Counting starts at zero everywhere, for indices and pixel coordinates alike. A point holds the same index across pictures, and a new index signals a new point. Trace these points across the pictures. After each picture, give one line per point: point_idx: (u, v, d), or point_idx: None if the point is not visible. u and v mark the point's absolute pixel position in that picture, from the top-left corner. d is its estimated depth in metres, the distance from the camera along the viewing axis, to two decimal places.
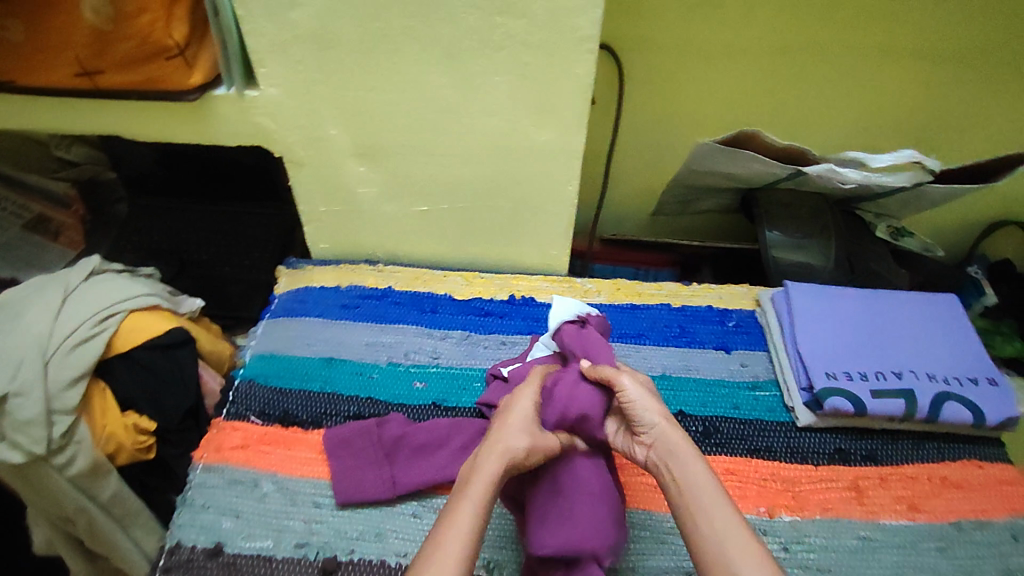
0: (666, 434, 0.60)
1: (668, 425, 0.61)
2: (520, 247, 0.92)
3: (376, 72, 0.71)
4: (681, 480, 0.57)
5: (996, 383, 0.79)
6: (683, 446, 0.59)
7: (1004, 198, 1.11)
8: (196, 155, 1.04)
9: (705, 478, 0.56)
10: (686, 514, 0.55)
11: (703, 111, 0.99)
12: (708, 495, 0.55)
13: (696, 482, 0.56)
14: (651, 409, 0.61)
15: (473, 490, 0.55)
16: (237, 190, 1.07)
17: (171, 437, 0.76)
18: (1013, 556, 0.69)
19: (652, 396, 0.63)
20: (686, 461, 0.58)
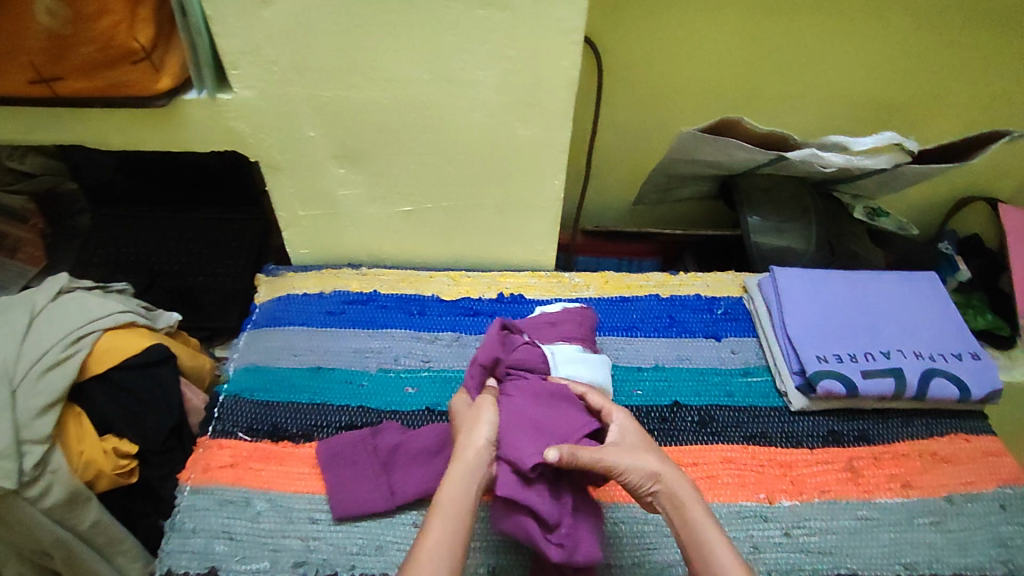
0: (665, 482, 0.58)
1: (667, 471, 0.59)
2: (506, 244, 0.90)
3: (355, 71, 0.69)
4: (685, 525, 0.57)
5: (978, 358, 0.81)
6: (684, 492, 0.58)
7: (973, 176, 1.13)
8: (159, 162, 0.99)
9: (708, 524, 0.56)
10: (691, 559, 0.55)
11: (684, 99, 0.99)
12: (712, 539, 0.55)
13: (699, 526, 0.56)
14: (648, 457, 0.59)
15: (447, 500, 0.55)
16: (206, 196, 1.04)
17: (153, 459, 0.72)
18: (1003, 526, 0.71)
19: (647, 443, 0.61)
20: (689, 506, 0.57)
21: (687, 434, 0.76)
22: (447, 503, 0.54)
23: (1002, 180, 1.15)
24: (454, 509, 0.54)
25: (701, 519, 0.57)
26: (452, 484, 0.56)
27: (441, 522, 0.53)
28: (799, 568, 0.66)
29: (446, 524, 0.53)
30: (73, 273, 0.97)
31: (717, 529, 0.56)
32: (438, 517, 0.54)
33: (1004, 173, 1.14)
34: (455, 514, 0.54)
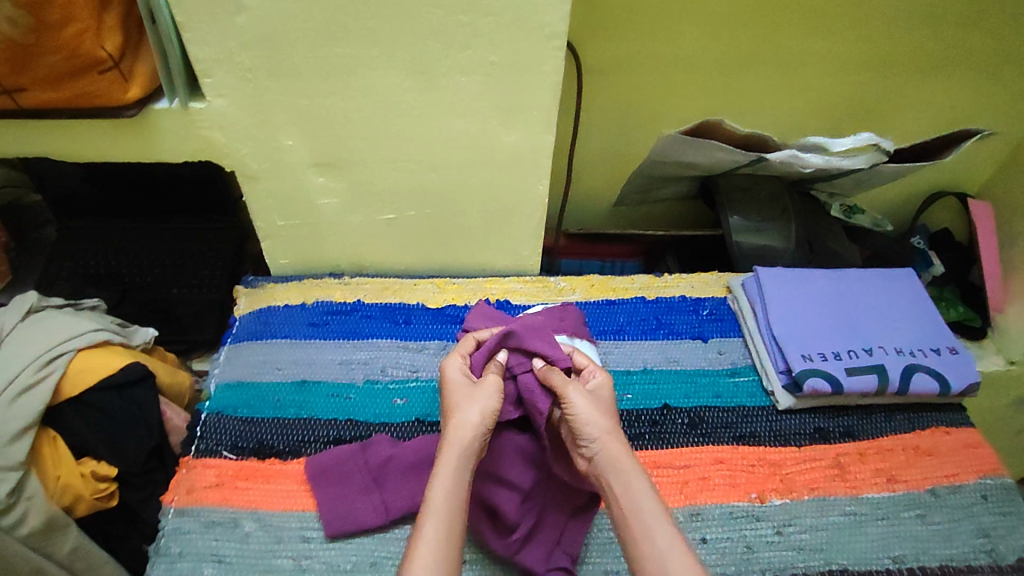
0: (609, 451, 0.58)
1: (610, 439, 0.59)
2: (491, 250, 0.90)
3: (334, 78, 0.68)
4: (624, 496, 0.56)
5: (956, 352, 0.83)
6: (625, 461, 0.58)
7: (944, 172, 1.16)
8: (121, 169, 0.95)
9: (647, 495, 0.56)
10: (626, 528, 0.55)
11: (663, 102, 0.99)
12: (649, 511, 0.55)
13: (638, 495, 0.56)
14: (593, 421, 0.60)
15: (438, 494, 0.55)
16: (175, 206, 1.01)
17: (135, 482, 0.71)
18: (985, 516, 0.73)
19: (598, 408, 0.61)
20: (630, 475, 0.57)
21: (677, 437, 0.76)
22: (448, 477, 0.56)
23: (972, 176, 1.18)
24: (454, 487, 0.55)
25: (641, 491, 0.56)
26: (450, 453, 0.57)
27: (443, 498, 0.54)
28: (792, 565, 0.67)
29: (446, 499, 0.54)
30: (41, 288, 0.93)
31: (654, 500, 0.56)
32: (438, 498, 0.54)
33: (973, 169, 1.16)
34: (456, 485, 0.56)
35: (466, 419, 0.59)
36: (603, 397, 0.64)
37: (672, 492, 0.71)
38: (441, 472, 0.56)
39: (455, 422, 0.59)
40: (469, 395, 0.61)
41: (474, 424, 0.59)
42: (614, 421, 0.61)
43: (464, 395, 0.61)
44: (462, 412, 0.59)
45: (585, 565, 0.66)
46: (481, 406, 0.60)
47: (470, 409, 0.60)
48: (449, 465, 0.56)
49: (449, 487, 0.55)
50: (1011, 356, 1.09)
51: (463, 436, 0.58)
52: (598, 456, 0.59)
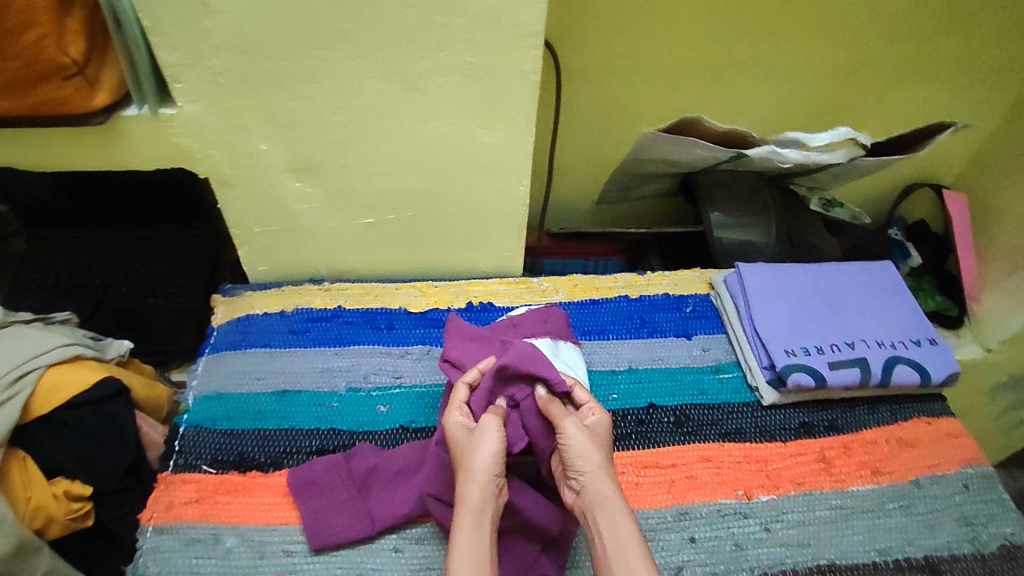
0: (596, 488, 0.58)
1: (600, 478, 0.58)
2: (473, 252, 0.89)
3: (309, 81, 0.66)
4: (610, 539, 0.55)
5: (936, 343, 0.84)
6: (614, 503, 0.57)
7: (919, 164, 1.17)
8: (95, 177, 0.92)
9: (634, 540, 0.55)
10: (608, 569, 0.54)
11: (643, 99, 0.99)
12: (634, 557, 0.54)
13: (625, 538, 0.55)
14: (586, 460, 0.59)
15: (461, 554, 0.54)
16: (149, 212, 0.98)
17: (111, 500, 0.69)
18: (967, 504, 0.74)
19: (593, 443, 0.61)
20: (617, 516, 0.56)
21: (663, 436, 0.76)
22: (467, 535, 0.55)
23: (945, 167, 1.19)
24: (473, 544, 0.55)
25: (631, 535, 0.56)
26: (466, 507, 0.56)
27: (461, 555, 0.54)
28: (780, 561, 0.67)
29: (469, 557, 0.54)
30: (10, 301, 0.91)
31: (640, 547, 0.55)
32: (459, 556, 0.54)
33: (947, 161, 1.18)
34: (478, 543, 0.55)
35: (476, 469, 0.58)
36: (600, 433, 0.62)
37: (659, 492, 0.71)
38: (459, 528, 0.55)
39: (466, 473, 0.58)
40: (474, 443, 0.60)
41: (484, 476, 0.57)
42: (608, 461, 0.60)
43: (469, 444, 0.60)
44: (473, 462, 0.58)
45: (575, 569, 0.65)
46: (490, 454, 0.58)
47: (477, 457, 0.58)
48: (467, 522, 0.56)
49: (469, 544, 0.55)
50: (988, 343, 1.11)
51: (479, 490, 0.57)
52: (588, 495, 0.58)
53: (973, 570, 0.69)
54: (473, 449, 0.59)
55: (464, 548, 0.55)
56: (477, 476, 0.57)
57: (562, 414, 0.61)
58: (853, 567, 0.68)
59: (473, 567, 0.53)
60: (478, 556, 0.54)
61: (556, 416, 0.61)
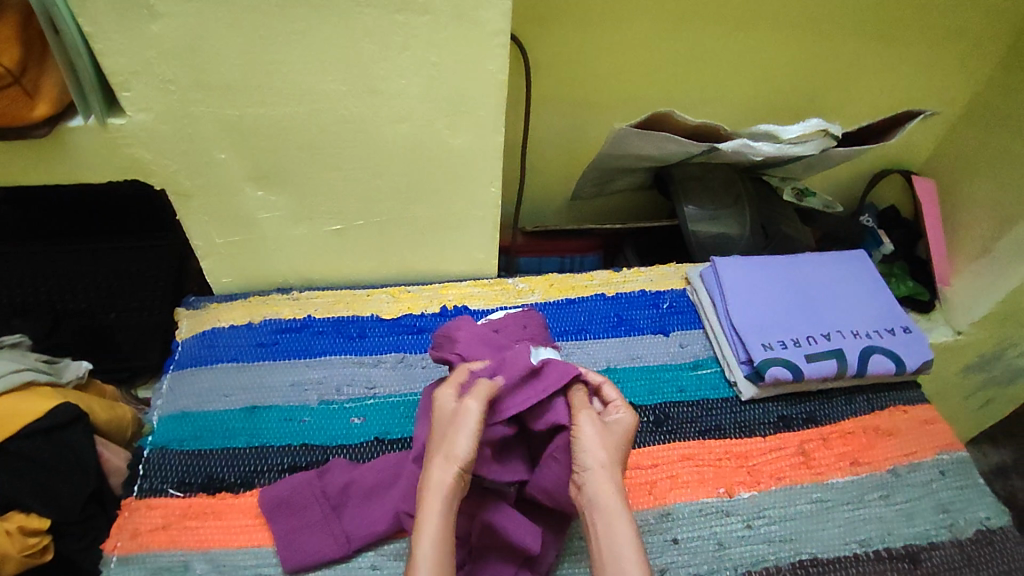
0: (598, 485, 0.56)
1: (602, 476, 0.57)
2: (445, 255, 0.87)
3: (265, 86, 0.63)
4: (604, 537, 0.54)
5: (909, 331, 0.85)
6: (611, 501, 0.55)
7: (888, 151, 1.18)
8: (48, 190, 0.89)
9: (627, 540, 0.53)
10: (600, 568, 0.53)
11: (614, 93, 0.97)
12: (626, 557, 0.52)
13: (618, 538, 0.53)
14: (593, 454, 0.58)
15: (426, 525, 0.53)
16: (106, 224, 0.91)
17: (72, 531, 0.66)
18: (944, 491, 0.74)
19: (603, 441, 0.59)
20: (615, 517, 0.54)
21: (643, 435, 0.75)
22: (435, 524, 0.53)
23: (914, 153, 1.20)
24: (440, 534, 0.52)
25: (624, 534, 0.54)
26: (438, 495, 0.54)
27: (428, 541, 0.52)
28: (762, 558, 0.67)
29: (437, 545, 0.52)
30: None
31: (632, 548, 0.53)
32: (425, 543, 0.52)
33: (915, 147, 1.19)
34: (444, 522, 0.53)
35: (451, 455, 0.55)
36: (616, 434, 0.60)
37: (641, 494, 0.70)
38: (427, 516, 0.53)
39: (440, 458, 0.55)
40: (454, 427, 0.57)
41: (457, 463, 0.55)
42: (616, 457, 0.59)
43: (450, 428, 0.57)
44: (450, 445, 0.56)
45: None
46: (468, 438, 0.56)
47: (454, 443, 0.56)
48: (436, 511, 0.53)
49: (438, 531, 0.52)
50: (959, 326, 1.10)
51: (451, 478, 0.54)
52: (589, 490, 0.56)
53: (951, 557, 0.69)
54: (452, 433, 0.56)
55: (433, 533, 0.52)
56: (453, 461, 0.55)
57: (582, 405, 0.61)
58: (835, 561, 0.68)
59: (435, 547, 0.52)
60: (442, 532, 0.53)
61: (577, 406, 0.61)
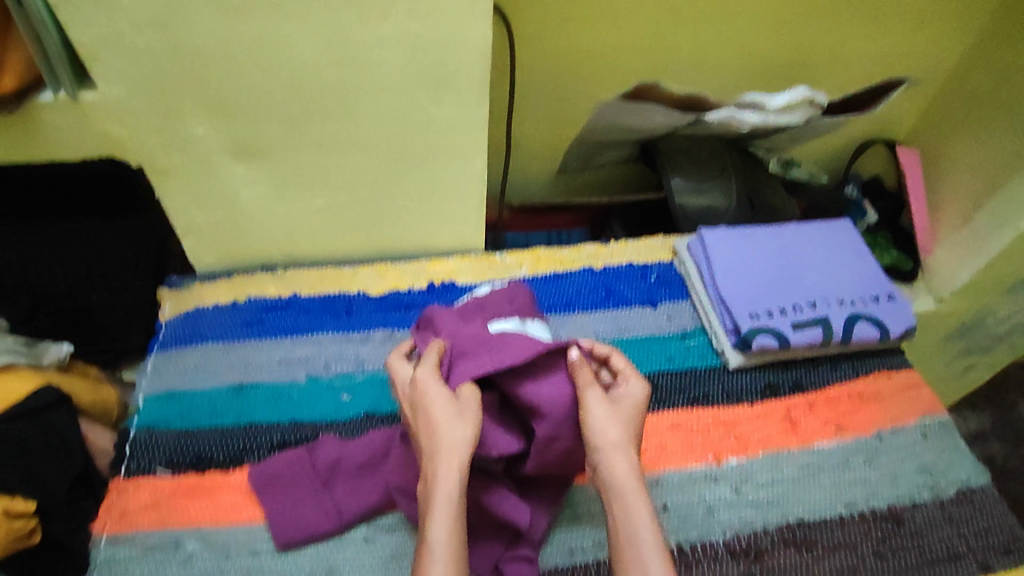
0: (612, 463, 0.55)
1: (619, 456, 0.55)
2: (431, 231, 0.86)
3: (241, 57, 0.61)
4: (623, 517, 0.53)
5: (893, 298, 0.86)
6: (629, 483, 0.54)
7: (873, 121, 1.18)
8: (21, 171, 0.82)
9: (645, 520, 0.52)
10: (620, 549, 0.52)
11: (600, 65, 0.96)
12: (643, 537, 0.52)
13: (636, 518, 0.52)
14: (606, 433, 0.56)
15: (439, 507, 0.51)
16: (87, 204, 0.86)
17: (60, 514, 0.65)
18: (926, 453, 0.76)
19: (615, 417, 0.57)
20: (630, 494, 0.54)
21: None
22: (449, 513, 0.50)
23: (898, 123, 1.20)
24: (454, 522, 0.51)
25: (640, 515, 0.53)
26: (448, 483, 0.51)
27: (441, 522, 0.50)
28: (750, 522, 0.68)
29: (451, 531, 0.50)
30: None
31: (650, 529, 0.52)
32: (438, 526, 0.50)
33: (899, 117, 1.19)
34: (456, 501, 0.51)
35: (453, 442, 0.53)
36: (626, 408, 0.59)
37: None
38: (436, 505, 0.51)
39: (445, 444, 0.53)
40: (456, 413, 0.55)
41: (460, 447, 0.53)
42: (629, 434, 0.57)
43: (448, 413, 0.55)
44: (451, 430, 0.53)
45: (548, 545, 0.65)
46: (466, 421, 0.54)
47: (459, 429, 0.54)
48: (448, 500, 0.51)
49: (452, 521, 0.51)
50: (940, 295, 1.11)
51: (460, 465, 0.52)
52: (606, 471, 0.55)
53: (932, 516, 0.71)
54: (453, 420, 0.54)
55: (444, 513, 0.51)
56: (460, 448, 0.53)
57: (588, 382, 0.59)
58: (821, 522, 0.69)
59: (448, 526, 0.50)
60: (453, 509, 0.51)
61: (585, 381, 0.58)
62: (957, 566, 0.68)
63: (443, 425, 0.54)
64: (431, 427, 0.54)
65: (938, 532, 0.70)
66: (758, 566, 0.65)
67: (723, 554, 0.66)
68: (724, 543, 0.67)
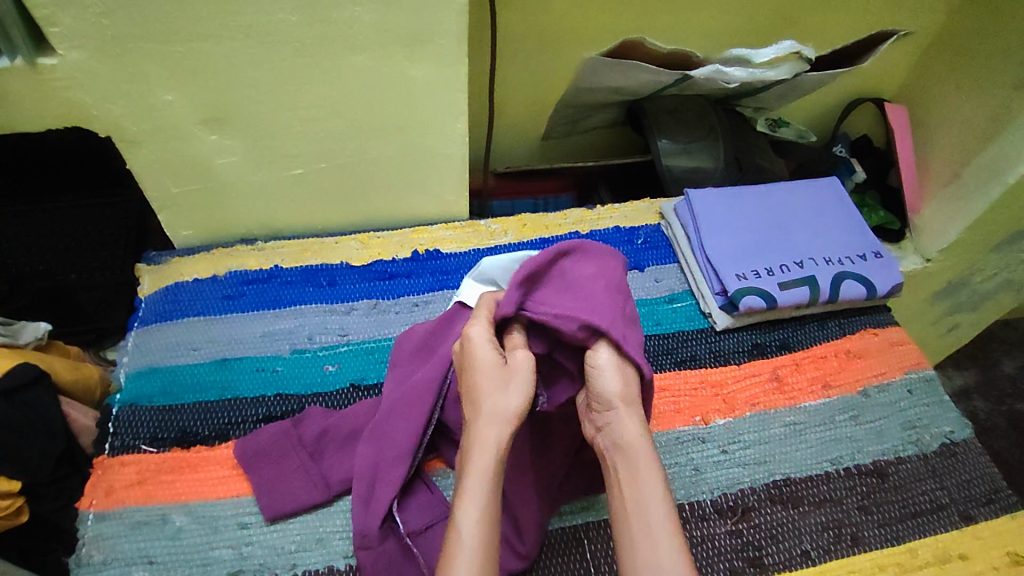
0: (625, 429, 0.54)
1: (632, 419, 0.54)
2: (414, 198, 0.84)
3: (207, 18, 0.58)
4: (635, 486, 0.51)
5: (880, 256, 0.86)
6: (645, 451, 0.53)
7: (861, 78, 1.16)
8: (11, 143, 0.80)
9: (661, 493, 0.51)
10: (624, 523, 0.50)
11: (585, 22, 0.92)
12: (656, 508, 0.50)
13: (648, 493, 0.51)
14: (612, 393, 0.55)
15: (471, 485, 0.50)
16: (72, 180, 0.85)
17: (45, 492, 0.66)
18: (911, 408, 0.77)
19: (621, 376, 0.55)
20: (644, 465, 0.52)
21: None
22: (477, 495, 0.49)
23: (887, 79, 1.19)
24: (484, 505, 0.49)
25: (653, 488, 0.51)
26: (481, 455, 0.51)
27: (472, 505, 0.49)
28: (737, 481, 0.69)
29: (480, 515, 0.49)
30: None
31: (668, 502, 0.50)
32: (466, 507, 0.49)
33: (889, 72, 1.17)
34: (491, 489, 0.50)
35: (501, 418, 0.52)
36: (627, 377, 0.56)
37: None
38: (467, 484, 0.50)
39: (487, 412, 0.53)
40: (503, 379, 0.54)
41: (507, 422, 0.52)
42: (635, 391, 0.56)
43: (496, 379, 0.54)
44: (500, 408, 0.53)
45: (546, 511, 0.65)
46: (519, 395, 0.53)
47: (507, 400, 0.53)
48: (479, 480, 0.50)
49: (480, 502, 0.49)
50: (927, 254, 1.09)
51: (498, 437, 0.52)
52: (619, 437, 0.54)
53: (916, 470, 0.72)
54: (499, 388, 0.53)
55: (477, 499, 0.49)
56: (501, 420, 0.52)
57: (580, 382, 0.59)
58: (807, 479, 0.70)
59: (479, 509, 0.49)
60: (484, 490, 0.50)
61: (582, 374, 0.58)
62: (940, 517, 0.69)
63: (495, 400, 0.53)
64: (475, 393, 0.54)
65: (922, 485, 0.71)
66: (744, 523, 0.66)
67: (710, 513, 0.67)
68: (711, 502, 0.67)
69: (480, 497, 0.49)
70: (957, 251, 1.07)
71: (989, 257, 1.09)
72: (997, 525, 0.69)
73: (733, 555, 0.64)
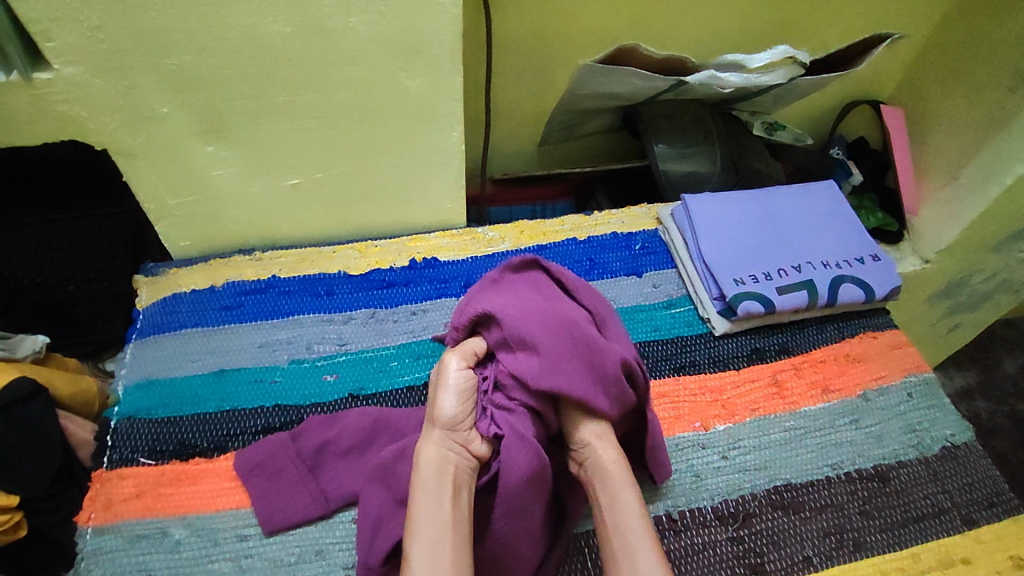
0: (597, 455, 0.59)
1: (605, 446, 0.60)
2: (411, 206, 0.84)
3: (202, 31, 0.58)
4: (611, 505, 0.56)
5: (878, 259, 0.86)
6: (618, 470, 0.58)
7: (856, 80, 1.17)
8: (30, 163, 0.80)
9: (634, 507, 0.55)
10: (606, 540, 0.54)
11: (581, 29, 0.92)
12: (631, 520, 0.55)
13: (624, 509, 0.55)
14: (584, 427, 0.61)
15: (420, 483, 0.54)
16: (69, 193, 0.83)
17: (45, 506, 0.66)
18: (911, 412, 0.76)
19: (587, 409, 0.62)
20: (618, 485, 0.57)
21: None
22: (427, 495, 0.53)
23: (883, 81, 1.19)
24: (435, 503, 0.53)
25: (628, 504, 0.56)
26: (430, 457, 0.55)
27: (424, 503, 0.53)
28: (738, 487, 0.69)
29: (435, 510, 0.52)
30: None
31: (640, 514, 0.55)
32: (421, 505, 0.53)
33: (884, 75, 1.17)
34: (438, 494, 0.53)
35: (444, 427, 0.57)
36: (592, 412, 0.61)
37: None
38: (419, 492, 0.53)
39: (430, 429, 0.57)
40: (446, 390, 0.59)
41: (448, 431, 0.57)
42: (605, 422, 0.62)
43: (435, 394, 0.60)
44: (441, 419, 0.58)
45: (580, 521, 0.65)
46: (452, 406, 0.58)
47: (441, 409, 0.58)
48: (427, 479, 0.54)
49: (435, 501, 0.53)
50: (926, 254, 1.09)
51: (440, 442, 0.56)
52: (595, 461, 0.59)
53: (917, 473, 0.72)
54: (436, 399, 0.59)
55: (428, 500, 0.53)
56: (441, 427, 0.57)
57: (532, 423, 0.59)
58: (808, 485, 0.70)
59: (430, 505, 0.52)
60: (437, 493, 0.53)
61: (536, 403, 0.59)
62: (942, 521, 0.69)
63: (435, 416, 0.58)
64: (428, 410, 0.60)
65: (924, 489, 0.71)
66: (745, 530, 0.66)
67: (711, 520, 0.66)
68: (712, 508, 0.67)
69: (428, 496, 0.53)
70: (956, 252, 1.07)
71: (987, 258, 1.09)
72: (999, 529, 0.69)
73: (734, 562, 0.64)
